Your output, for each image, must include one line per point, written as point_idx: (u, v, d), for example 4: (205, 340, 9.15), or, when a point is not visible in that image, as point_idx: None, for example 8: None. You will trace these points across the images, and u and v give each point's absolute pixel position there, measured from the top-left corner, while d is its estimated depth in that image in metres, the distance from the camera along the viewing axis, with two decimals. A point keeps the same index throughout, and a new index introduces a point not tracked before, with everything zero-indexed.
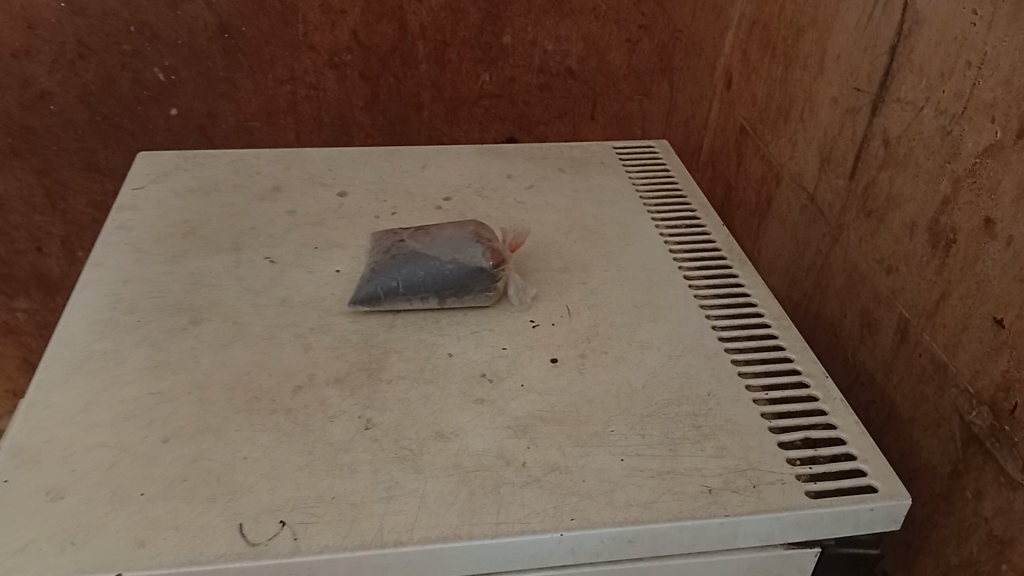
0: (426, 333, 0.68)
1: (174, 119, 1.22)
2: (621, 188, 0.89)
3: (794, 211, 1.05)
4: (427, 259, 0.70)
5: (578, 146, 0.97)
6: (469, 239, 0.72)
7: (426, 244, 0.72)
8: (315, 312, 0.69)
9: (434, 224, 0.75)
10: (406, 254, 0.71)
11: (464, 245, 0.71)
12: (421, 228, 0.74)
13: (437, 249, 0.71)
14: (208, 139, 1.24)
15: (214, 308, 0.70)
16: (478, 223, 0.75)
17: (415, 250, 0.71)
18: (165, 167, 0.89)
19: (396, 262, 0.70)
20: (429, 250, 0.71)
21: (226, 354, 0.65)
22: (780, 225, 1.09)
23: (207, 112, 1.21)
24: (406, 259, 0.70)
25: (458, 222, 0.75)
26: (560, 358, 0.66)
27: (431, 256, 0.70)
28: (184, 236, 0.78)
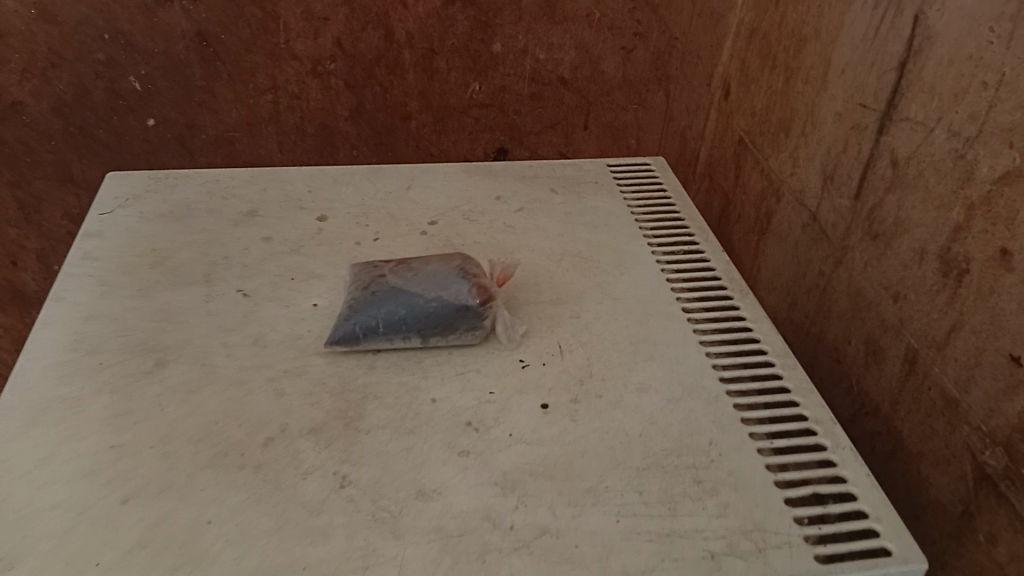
0: (409, 375, 0.64)
1: (151, 131, 1.17)
2: (615, 210, 0.85)
3: (795, 229, 1.01)
4: (410, 296, 0.66)
5: (570, 164, 0.92)
6: (454, 274, 0.68)
7: (408, 280, 0.68)
8: (290, 351, 0.65)
9: (416, 258, 0.71)
10: (387, 290, 0.67)
11: (449, 281, 0.67)
12: (403, 262, 0.70)
13: (420, 285, 0.67)
14: (187, 153, 1.19)
15: (183, 347, 0.65)
16: (463, 255, 0.71)
17: (396, 286, 0.67)
18: (135, 191, 0.84)
19: (376, 299, 0.66)
20: (411, 286, 0.67)
21: (194, 401, 0.61)
22: (779, 243, 1.04)
23: (185, 124, 1.17)
24: (387, 297, 0.66)
25: (442, 255, 0.71)
26: (551, 404, 0.62)
27: (413, 293, 0.66)
28: (154, 267, 0.74)
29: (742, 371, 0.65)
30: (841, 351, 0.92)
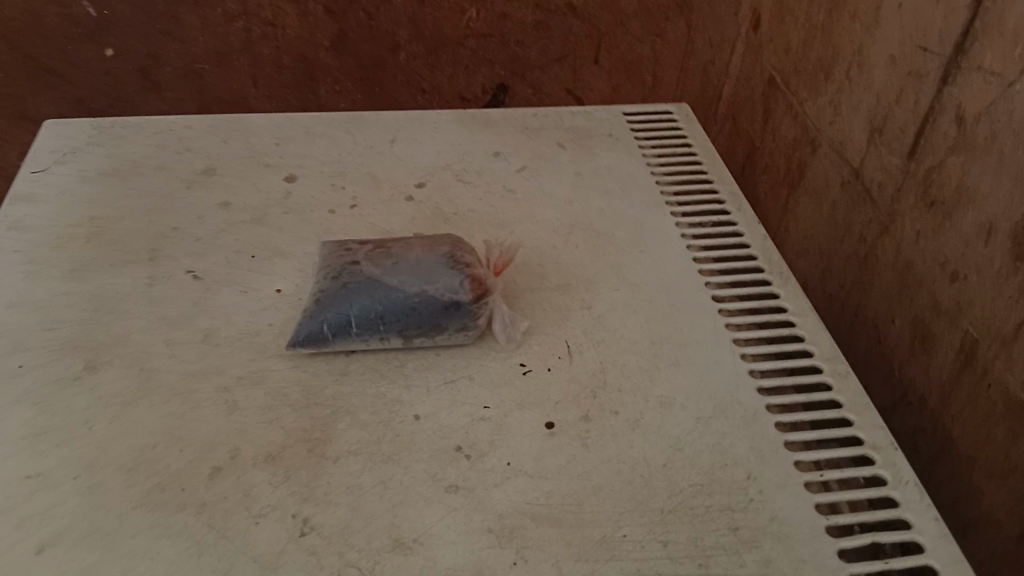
0: (387, 383, 0.53)
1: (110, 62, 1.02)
2: (633, 171, 0.73)
3: (833, 187, 0.89)
4: (388, 289, 0.55)
5: (581, 113, 0.80)
6: (440, 261, 0.57)
7: (386, 268, 0.57)
8: (247, 352, 0.55)
9: (398, 239, 0.60)
10: (361, 281, 0.56)
11: (435, 271, 0.56)
12: (382, 245, 0.59)
13: (401, 274, 0.56)
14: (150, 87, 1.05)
15: (118, 346, 0.55)
16: (453, 238, 0.60)
17: (373, 275, 0.56)
18: (74, 142, 0.72)
19: (348, 292, 0.55)
20: (389, 275, 0.56)
21: (129, 417, 0.51)
22: (814, 201, 0.93)
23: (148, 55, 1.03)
24: (361, 289, 0.55)
25: (429, 236, 0.60)
26: (557, 423, 0.51)
27: (392, 284, 0.55)
28: (91, 241, 0.63)
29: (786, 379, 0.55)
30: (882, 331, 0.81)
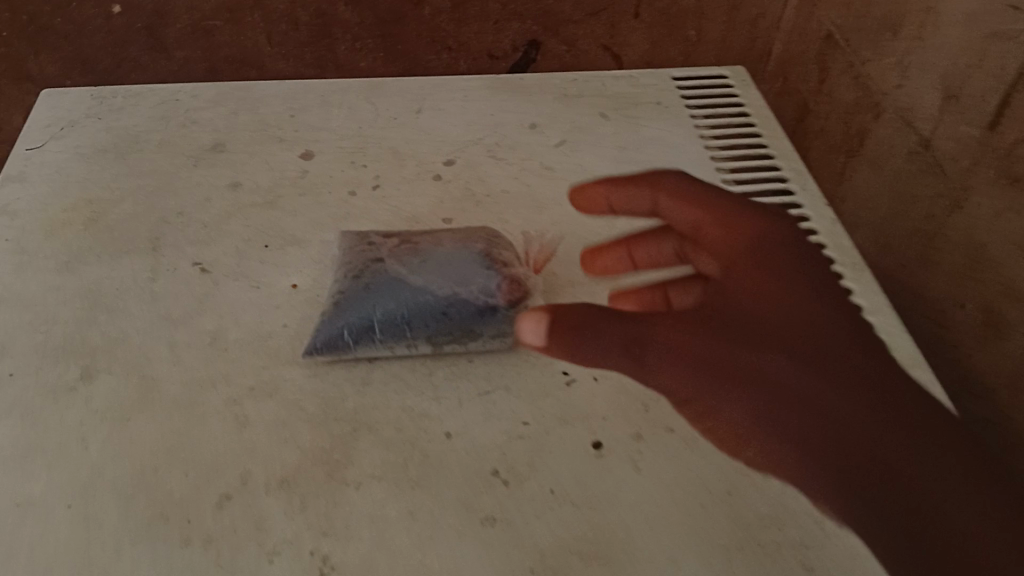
0: (415, 395, 0.48)
1: (94, 36, 0.85)
2: (684, 145, 0.67)
3: (895, 156, 0.78)
4: (416, 292, 0.51)
5: (625, 77, 0.73)
6: (473, 259, 0.53)
7: (413, 266, 0.52)
8: (258, 358, 0.49)
9: (426, 231, 0.54)
10: (386, 282, 0.51)
11: (468, 269, 0.52)
12: (408, 239, 0.54)
13: (429, 275, 0.51)
14: (146, 65, 0.88)
15: (115, 350, 0.50)
16: (488, 233, 0.55)
17: (398, 275, 0.52)
18: (72, 115, 0.67)
19: (371, 294, 0.51)
20: (415, 276, 0.51)
21: (127, 436, 0.46)
22: (873, 170, 0.82)
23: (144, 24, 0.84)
24: (386, 290, 0.51)
25: (460, 230, 0.55)
26: (605, 442, 0.46)
27: (419, 285, 0.51)
28: (88, 227, 0.57)
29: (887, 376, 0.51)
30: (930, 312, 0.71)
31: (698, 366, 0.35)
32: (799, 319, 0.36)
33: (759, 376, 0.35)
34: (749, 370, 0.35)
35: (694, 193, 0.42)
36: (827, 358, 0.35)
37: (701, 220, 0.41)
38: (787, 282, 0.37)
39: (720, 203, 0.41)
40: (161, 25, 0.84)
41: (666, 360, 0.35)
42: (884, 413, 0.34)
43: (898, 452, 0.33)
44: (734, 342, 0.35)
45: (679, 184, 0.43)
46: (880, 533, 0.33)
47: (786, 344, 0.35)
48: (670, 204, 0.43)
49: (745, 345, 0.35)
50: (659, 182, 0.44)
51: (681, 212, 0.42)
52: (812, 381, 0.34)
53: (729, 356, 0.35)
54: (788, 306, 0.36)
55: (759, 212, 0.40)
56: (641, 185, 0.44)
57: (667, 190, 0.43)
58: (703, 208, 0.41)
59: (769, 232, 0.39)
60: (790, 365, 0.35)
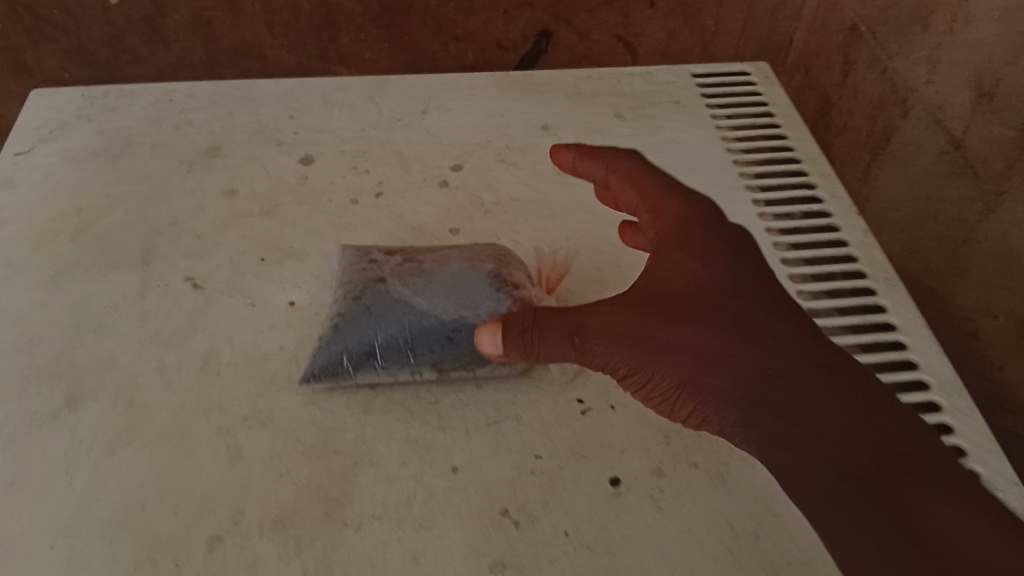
0: (419, 425, 0.45)
1: (91, 28, 0.78)
2: (705, 148, 0.63)
3: (924, 155, 0.71)
4: (420, 315, 0.47)
5: (642, 75, 0.70)
6: (481, 279, 0.49)
7: (417, 287, 0.48)
8: (253, 383, 0.46)
9: (431, 249, 0.52)
10: (388, 305, 0.48)
11: (475, 291, 0.48)
12: (412, 256, 0.51)
13: (433, 297, 0.48)
14: (145, 58, 0.81)
15: (102, 373, 0.47)
16: (497, 250, 0.51)
17: (401, 297, 0.48)
18: (61, 116, 0.63)
19: (371, 317, 0.47)
20: (420, 297, 0.48)
21: (113, 468, 0.43)
22: (899, 169, 0.75)
23: (143, 17, 0.78)
24: (388, 313, 0.48)
25: (469, 247, 0.51)
26: (623, 478, 0.43)
27: (423, 308, 0.48)
28: (77, 238, 0.54)
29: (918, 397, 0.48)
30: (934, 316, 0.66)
31: (637, 346, 0.37)
32: (726, 295, 0.38)
33: (694, 349, 0.36)
34: (686, 345, 0.36)
35: (639, 174, 0.43)
36: (754, 329, 0.37)
37: (645, 206, 0.43)
38: (721, 260, 0.39)
39: (662, 187, 0.42)
40: (160, 17, 0.78)
41: (608, 342, 0.37)
42: (802, 378, 0.35)
43: (831, 415, 0.34)
44: (670, 317, 0.37)
45: (626, 164, 0.44)
46: (823, 488, 0.33)
47: (720, 320, 0.37)
48: (618, 184, 0.44)
49: (680, 320, 0.37)
50: (607, 162, 0.45)
51: (627, 195, 0.43)
52: (746, 351, 0.36)
53: (666, 334, 0.37)
54: (716, 285, 0.38)
55: (698, 196, 0.42)
56: (595, 161, 0.45)
57: (615, 170, 0.44)
58: (647, 192, 0.43)
59: (702, 214, 0.41)
60: (711, 336, 0.36)
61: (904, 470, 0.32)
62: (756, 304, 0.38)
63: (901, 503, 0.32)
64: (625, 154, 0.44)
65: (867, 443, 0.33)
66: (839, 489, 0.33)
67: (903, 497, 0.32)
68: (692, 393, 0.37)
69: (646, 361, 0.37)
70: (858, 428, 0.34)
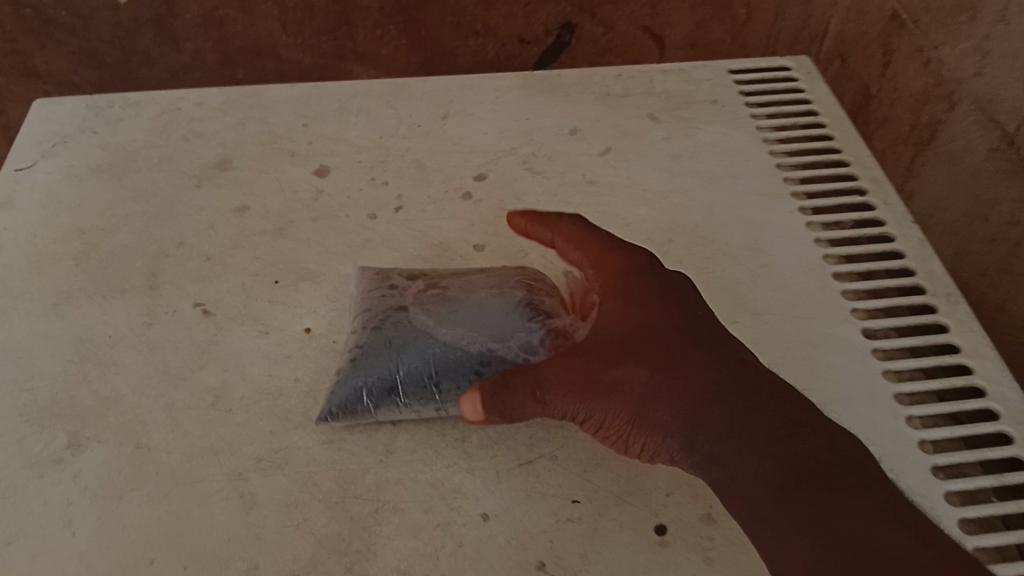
0: (445, 467, 0.41)
1: (101, 28, 0.73)
2: (746, 151, 0.59)
3: (968, 153, 0.62)
4: (445, 348, 0.44)
5: (675, 72, 0.65)
6: (510, 308, 0.45)
7: (441, 317, 0.45)
8: (267, 422, 0.43)
9: (455, 273, 0.48)
10: (410, 337, 0.45)
11: (504, 322, 0.45)
12: (434, 282, 0.47)
13: (459, 328, 0.45)
14: (157, 59, 0.75)
15: (106, 412, 0.44)
16: (528, 274, 0.48)
17: (425, 328, 0.45)
18: (64, 130, 0.60)
19: (392, 350, 0.44)
20: (444, 328, 0.45)
21: (119, 519, 0.40)
22: (939, 168, 0.65)
23: (151, 15, 0.72)
24: (410, 345, 0.45)
25: (497, 271, 0.48)
26: (670, 526, 0.39)
27: (449, 339, 0.45)
28: (81, 262, 0.51)
29: (949, 459, 0.42)
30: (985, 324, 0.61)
31: (588, 391, 0.38)
32: (665, 333, 0.40)
33: (641, 388, 0.38)
34: (632, 385, 0.38)
35: (581, 235, 0.46)
36: (691, 362, 0.38)
37: (587, 260, 0.45)
38: (657, 299, 0.41)
39: (599, 244, 0.45)
40: (171, 17, 0.72)
41: (565, 392, 0.38)
42: (740, 408, 0.37)
43: (765, 444, 0.35)
44: (612, 360, 0.39)
45: (568, 226, 0.47)
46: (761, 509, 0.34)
47: (660, 356, 0.38)
48: (563, 246, 0.47)
49: (623, 361, 0.38)
50: (553, 225, 0.47)
51: (572, 253, 0.46)
52: (687, 386, 0.37)
53: (613, 372, 0.38)
54: (653, 326, 0.40)
55: (633, 249, 0.44)
56: (543, 223, 0.48)
57: (562, 230, 0.47)
58: (587, 251, 0.45)
59: (638, 263, 0.43)
60: (655, 373, 0.38)
61: (838, 485, 0.34)
62: (691, 336, 0.40)
63: (832, 522, 0.33)
64: (571, 217, 0.47)
65: (801, 465, 0.35)
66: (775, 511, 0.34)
67: (835, 514, 0.33)
68: (646, 432, 0.38)
69: (600, 403, 0.38)
70: (794, 449, 0.35)
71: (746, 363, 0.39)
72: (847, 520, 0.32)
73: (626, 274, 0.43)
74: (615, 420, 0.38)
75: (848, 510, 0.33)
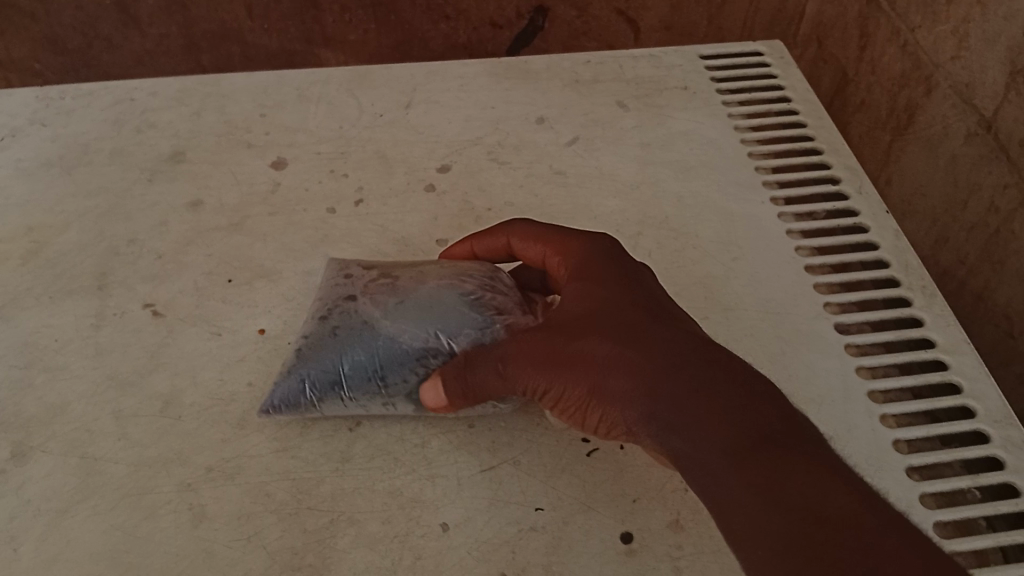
0: (404, 474, 0.40)
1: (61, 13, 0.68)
2: (718, 139, 0.57)
3: (945, 137, 0.60)
4: (389, 340, 0.42)
5: (646, 57, 0.64)
6: (458, 301, 0.43)
7: (388, 308, 0.43)
8: (219, 429, 0.41)
9: (412, 264, 0.46)
10: (354, 327, 0.43)
11: (451, 316, 0.43)
12: (389, 273, 0.45)
13: (405, 319, 0.43)
14: (119, 45, 0.72)
15: (52, 422, 0.42)
16: (486, 269, 0.45)
17: (369, 319, 0.43)
18: (13, 121, 0.58)
19: (337, 343, 0.42)
20: (390, 319, 0.43)
21: (64, 536, 0.38)
22: (917, 153, 0.64)
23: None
24: (354, 337, 0.42)
25: (462, 263, 0.46)
26: (636, 534, 0.38)
27: (393, 331, 0.42)
28: (27, 263, 0.49)
29: (924, 460, 0.41)
30: (962, 315, 0.60)
31: (553, 363, 0.37)
32: (629, 310, 0.38)
33: (606, 363, 0.36)
34: (597, 358, 0.36)
35: (540, 231, 0.44)
36: (653, 339, 0.36)
37: (550, 251, 0.43)
38: (619, 279, 0.40)
39: (562, 235, 0.43)
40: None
41: (530, 365, 0.37)
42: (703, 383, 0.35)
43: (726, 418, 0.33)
44: (578, 334, 0.37)
45: (523, 227, 0.45)
46: (723, 483, 0.32)
47: (624, 331, 0.37)
48: (520, 246, 0.45)
49: (588, 334, 0.37)
50: (506, 229, 0.45)
51: (531, 250, 0.44)
52: (649, 361, 0.35)
53: (579, 351, 0.37)
54: (616, 304, 0.38)
55: (596, 237, 0.43)
56: (494, 229, 0.46)
57: (515, 232, 0.45)
58: (548, 243, 0.44)
59: (601, 248, 0.42)
60: (618, 349, 0.36)
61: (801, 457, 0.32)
62: (653, 315, 0.38)
63: (793, 496, 0.31)
64: (526, 219, 0.45)
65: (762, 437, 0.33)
66: (736, 483, 0.32)
67: (793, 485, 0.31)
68: (606, 407, 0.36)
69: (563, 376, 0.36)
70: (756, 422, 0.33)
71: (708, 342, 0.37)
72: (808, 498, 0.30)
73: (590, 259, 0.41)
74: (576, 394, 0.36)
75: (811, 486, 0.31)
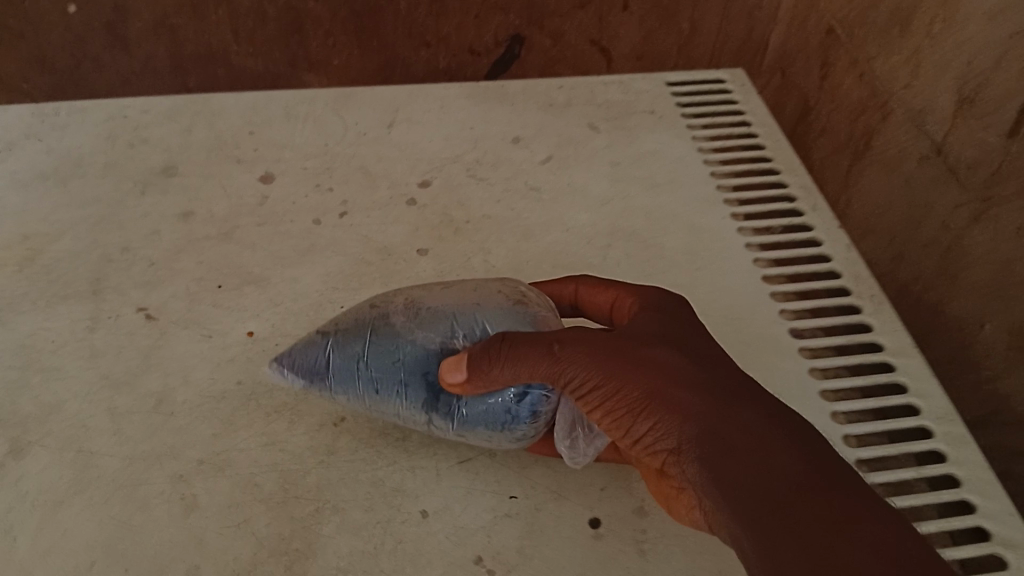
0: (386, 467, 0.42)
1: None
2: (684, 159, 0.61)
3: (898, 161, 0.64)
4: (414, 319, 0.42)
5: (616, 83, 0.67)
6: (491, 299, 0.43)
7: (427, 295, 0.44)
8: (210, 425, 0.44)
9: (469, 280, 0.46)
10: (391, 306, 0.44)
11: (475, 308, 0.42)
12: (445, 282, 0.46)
13: (434, 304, 0.43)
14: None
15: (48, 419, 0.44)
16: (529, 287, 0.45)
17: (408, 301, 0.44)
18: (8, 134, 0.60)
19: (371, 318, 0.43)
20: (424, 303, 0.43)
21: (60, 524, 0.40)
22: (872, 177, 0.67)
23: None
24: (387, 314, 0.43)
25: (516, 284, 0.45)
26: (604, 520, 0.41)
27: (420, 314, 0.43)
28: (23, 268, 0.51)
29: (872, 453, 0.44)
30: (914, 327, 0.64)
31: (611, 368, 0.37)
32: (684, 341, 0.38)
33: (662, 371, 0.36)
34: (656, 364, 0.36)
35: (611, 282, 0.45)
36: (709, 365, 0.37)
37: (622, 295, 0.43)
38: (674, 312, 0.41)
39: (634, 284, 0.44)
40: None
41: (586, 350, 0.37)
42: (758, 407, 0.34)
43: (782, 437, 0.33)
44: (634, 347, 0.37)
45: (595, 279, 0.45)
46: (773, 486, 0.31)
47: (679, 350, 0.38)
48: (586, 293, 0.45)
49: (646, 350, 0.37)
50: (577, 278, 0.46)
51: (599, 296, 0.44)
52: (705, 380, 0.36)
53: (637, 360, 0.37)
54: (672, 334, 0.39)
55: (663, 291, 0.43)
56: (564, 280, 0.46)
57: (586, 284, 0.45)
58: (621, 288, 0.44)
59: (657, 294, 0.42)
60: (675, 364, 0.36)
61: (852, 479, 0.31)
62: (704, 346, 0.38)
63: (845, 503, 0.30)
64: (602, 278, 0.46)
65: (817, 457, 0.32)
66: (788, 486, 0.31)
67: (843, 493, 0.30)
68: (658, 405, 0.35)
69: (618, 367, 0.36)
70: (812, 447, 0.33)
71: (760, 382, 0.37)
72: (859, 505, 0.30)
73: (646, 300, 0.42)
74: (630, 389, 0.36)
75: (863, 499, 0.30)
